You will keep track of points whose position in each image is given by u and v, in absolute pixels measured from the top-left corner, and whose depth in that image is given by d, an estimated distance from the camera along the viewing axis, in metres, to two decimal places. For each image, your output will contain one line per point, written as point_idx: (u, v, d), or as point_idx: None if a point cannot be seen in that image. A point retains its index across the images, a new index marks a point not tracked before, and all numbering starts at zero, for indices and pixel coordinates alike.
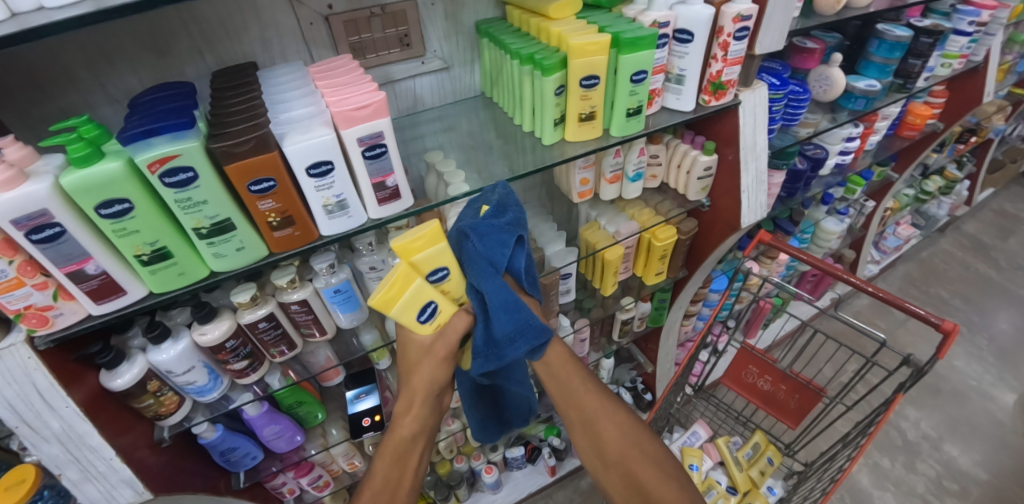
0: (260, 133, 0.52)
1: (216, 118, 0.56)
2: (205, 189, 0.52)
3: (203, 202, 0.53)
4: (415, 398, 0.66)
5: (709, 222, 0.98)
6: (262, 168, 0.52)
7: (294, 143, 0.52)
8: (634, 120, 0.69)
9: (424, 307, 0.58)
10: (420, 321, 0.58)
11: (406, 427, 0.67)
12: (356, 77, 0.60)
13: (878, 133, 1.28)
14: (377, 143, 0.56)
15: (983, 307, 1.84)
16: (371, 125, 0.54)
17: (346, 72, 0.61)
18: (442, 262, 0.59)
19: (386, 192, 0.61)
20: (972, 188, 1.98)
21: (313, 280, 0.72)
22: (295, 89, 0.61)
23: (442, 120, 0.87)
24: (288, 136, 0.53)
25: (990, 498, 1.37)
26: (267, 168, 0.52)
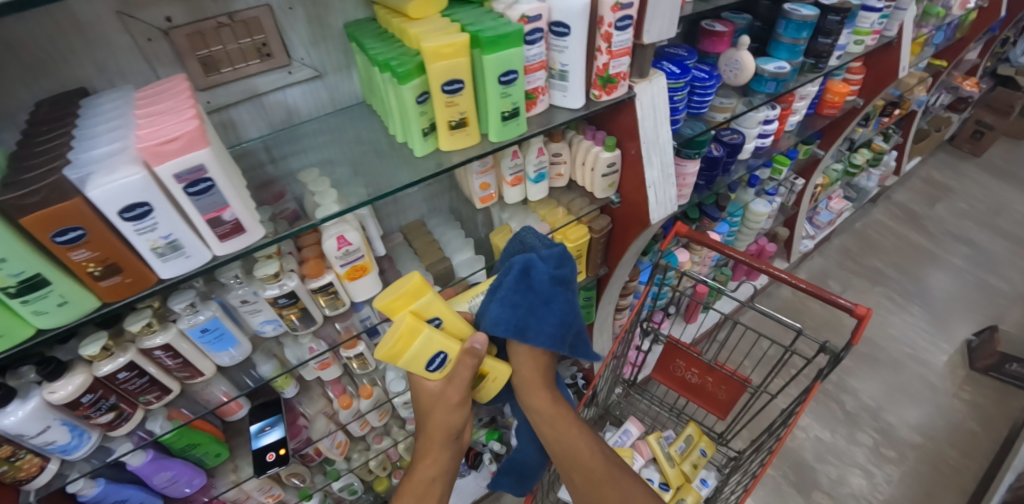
0: (53, 179, 0.44)
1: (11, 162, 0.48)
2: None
3: (1, 261, 0.44)
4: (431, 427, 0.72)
5: (622, 218, 0.95)
6: (63, 216, 0.45)
7: (95, 186, 0.45)
8: (511, 124, 0.64)
9: (431, 359, 0.66)
10: (429, 369, 0.67)
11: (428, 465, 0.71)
12: (182, 100, 0.53)
13: (797, 114, 1.28)
14: (200, 177, 0.50)
15: (915, 273, 1.90)
16: (186, 159, 0.48)
17: (172, 97, 0.54)
18: (434, 310, 0.65)
19: (226, 226, 0.55)
20: (900, 158, 2.03)
21: (176, 321, 0.66)
22: (107, 121, 0.53)
23: (326, 132, 0.82)
24: (88, 179, 0.45)
25: (925, 461, 1.43)
26: (70, 217, 0.45)
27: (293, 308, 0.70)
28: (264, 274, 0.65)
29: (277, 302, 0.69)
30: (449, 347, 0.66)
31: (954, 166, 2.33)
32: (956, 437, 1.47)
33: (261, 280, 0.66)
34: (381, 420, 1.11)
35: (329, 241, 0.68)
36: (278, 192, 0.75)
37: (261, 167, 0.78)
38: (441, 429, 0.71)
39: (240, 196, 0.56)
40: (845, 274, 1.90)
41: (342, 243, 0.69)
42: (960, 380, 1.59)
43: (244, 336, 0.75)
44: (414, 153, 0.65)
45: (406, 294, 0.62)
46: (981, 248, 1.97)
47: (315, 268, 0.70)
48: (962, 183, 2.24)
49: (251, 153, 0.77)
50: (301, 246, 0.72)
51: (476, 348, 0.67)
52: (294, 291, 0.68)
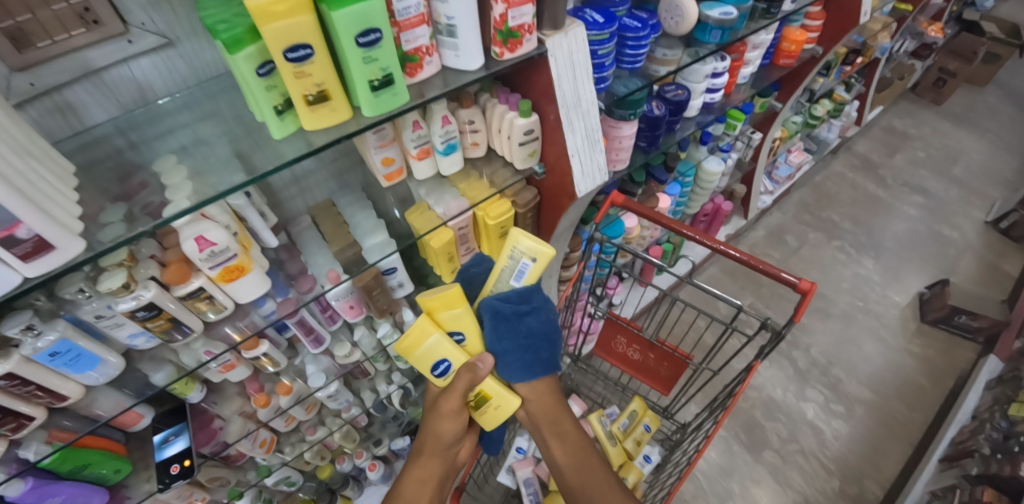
0: None
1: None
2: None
3: None
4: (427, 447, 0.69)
5: (549, 190, 0.86)
6: None
7: None
8: (386, 94, 0.55)
9: (436, 363, 0.66)
10: (435, 373, 0.67)
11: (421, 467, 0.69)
12: None
13: (750, 64, 1.19)
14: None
15: (871, 225, 1.88)
16: None
17: None
18: (459, 322, 0.65)
19: (29, 245, 0.43)
20: (861, 108, 1.97)
21: (16, 346, 0.55)
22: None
23: (192, 108, 0.69)
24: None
25: (872, 414, 1.46)
26: None
27: (158, 320, 0.63)
28: (113, 287, 0.56)
29: (136, 315, 0.60)
30: (455, 357, 0.66)
31: (914, 115, 2.29)
32: (902, 389, 1.50)
33: (109, 293, 0.57)
34: (308, 413, 1.07)
35: (186, 243, 0.58)
36: (137, 186, 0.61)
37: (119, 154, 0.64)
38: (435, 437, 0.68)
39: (45, 210, 0.44)
40: (802, 229, 1.88)
41: (204, 244, 0.60)
42: (910, 333, 1.61)
43: (113, 351, 0.67)
44: (273, 134, 0.56)
45: (444, 301, 0.63)
46: (935, 198, 1.97)
47: (179, 275, 0.61)
48: (921, 132, 2.21)
49: (105, 140, 0.64)
50: (165, 248, 0.62)
51: (477, 366, 0.65)
52: (154, 302, 0.60)
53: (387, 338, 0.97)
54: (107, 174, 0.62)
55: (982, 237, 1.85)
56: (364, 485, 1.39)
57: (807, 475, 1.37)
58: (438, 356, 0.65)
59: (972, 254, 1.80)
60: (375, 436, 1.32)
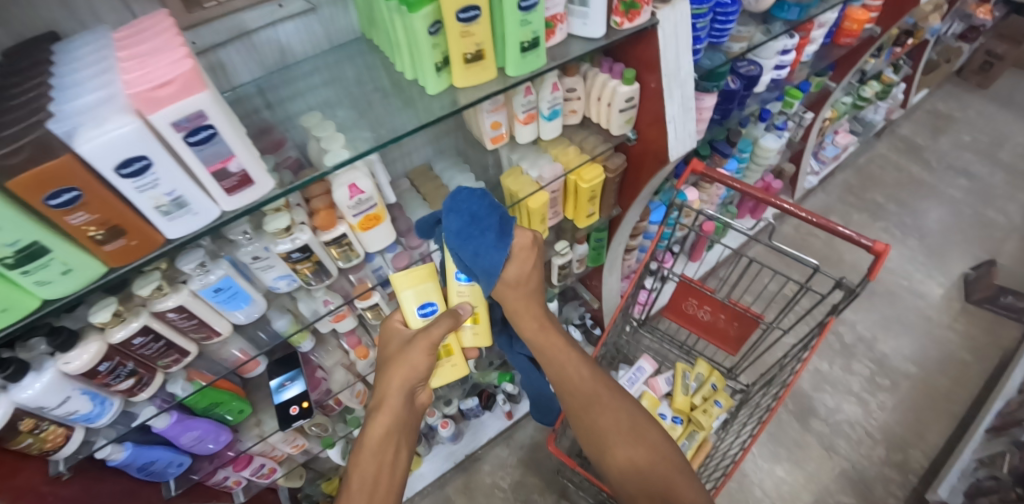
0: (35, 135, 0.39)
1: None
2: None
3: None
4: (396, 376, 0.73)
5: (637, 156, 0.92)
6: (53, 177, 0.40)
7: (84, 141, 0.39)
8: (530, 55, 0.59)
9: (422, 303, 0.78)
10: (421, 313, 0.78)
11: (381, 421, 0.70)
12: (168, 37, 0.47)
13: (814, 43, 1.21)
14: (201, 124, 0.44)
15: (914, 207, 1.90)
16: (185, 104, 0.42)
17: (158, 32, 0.48)
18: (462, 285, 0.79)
19: (234, 179, 0.50)
20: (907, 90, 1.95)
21: (187, 282, 0.62)
22: (93, 65, 0.47)
23: (322, 72, 0.75)
24: (76, 132, 0.40)
25: (917, 388, 1.50)
26: (60, 177, 0.40)
27: (307, 262, 0.67)
28: (276, 228, 0.60)
29: (291, 256, 0.65)
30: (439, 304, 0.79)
31: (960, 97, 2.25)
32: (947, 364, 1.54)
33: (273, 234, 0.62)
34: None
35: (340, 190, 0.63)
36: (277, 140, 0.67)
37: (257, 114, 0.70)
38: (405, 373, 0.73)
39: (244, 143, 0.50)
40: (846, 210, 1.91)
41: (354, 192, 0.65)
42: (955, 312, 1.64)
43: (259, 293, 0.72)
44: (427, 88, 0.60)
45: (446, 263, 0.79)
46: (980, 180, 1.96)
47: (327, 221, 0.66)
48: (966, 115, 2.18)
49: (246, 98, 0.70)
50: (309, 197, 0.66)
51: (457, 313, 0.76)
52: (307, 244, 0.65)
53: None
54: (249, 129, 0.69)
55: None
56: (433, 443, 1.44)
57: (855, 443, 1.42)
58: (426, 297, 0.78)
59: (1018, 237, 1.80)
60: (446, 397, 1.38)
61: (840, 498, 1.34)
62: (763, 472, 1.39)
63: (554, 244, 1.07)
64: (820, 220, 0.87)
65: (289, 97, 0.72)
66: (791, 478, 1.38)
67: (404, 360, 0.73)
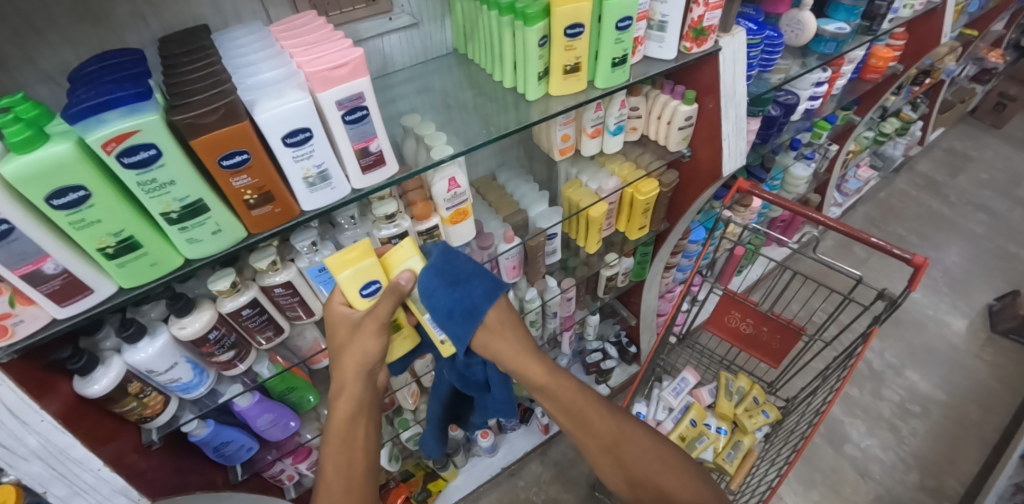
0: (229, 100, 0.46)
1: (174, 86, 0.50)
2: (171, 167, 0.46)
3: (171, 183, 0.47)
4: (346, 351, 0.65)
5: (689, 173, 0.99)
6: (232, 140, 0.47)
7: (265, 110, 0.46)
8: (619, 70, 0.67)
9: (365, 283, 0.64)
10: (362, 294, 0.64)
11: (342, 406, 0.66)
12: (330, 35, 0.55)
13: (844, 77, 1.30)
14: (358, 105, 0.52)
15: (936, 240, 1.95)
16: (350, 86, 0.50)
17: (316, 31, 0.57)
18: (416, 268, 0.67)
19: (370, 158, 0.57)
20: (925, 128, 2.04)
21: (296, 260, 0.69)
22: (260, 53, 0.55)
23: (415, 82, 0.83)
24: (258, 102, 0.47)
25: (949, 417, 1.51)
26: (238, 140, 0.47)
27: None
28: (382, 213, 0.66)
29: (390, 243, 0.70)
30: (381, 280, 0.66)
31: (976, 138, 2.33)
32: (978, 395, 1.55)
33: (377, 220, 0.68)
34: None
35: (440, 183, 0.70)
36: None
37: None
38: (354, 362, 0.65)
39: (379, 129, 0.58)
40: None
41: (451, 186, 0.71)
42: (982, 342, 1.66)
43: None
44: (527, 96, 0.68)
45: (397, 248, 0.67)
46: (999, 216, 2.01)
47: (424, 211, 0.71)
48: (982, 155, 2.25)
49: None
50: (404, 191, 0.71)
51: (401, 284, 0.65)
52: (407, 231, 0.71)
53: (532, 301, 1.06)
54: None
55: None
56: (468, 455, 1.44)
57: (888, 468, 1.42)
58: (367, 278, 0.64)
59: None
60: None
61: None
62: (798, 495, 1.39)
63: (603, 256, 1.13)
64: (852, 231, 0.94)
65: (384, 102, 0.79)
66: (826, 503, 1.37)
67: (354, 343, 0.65)
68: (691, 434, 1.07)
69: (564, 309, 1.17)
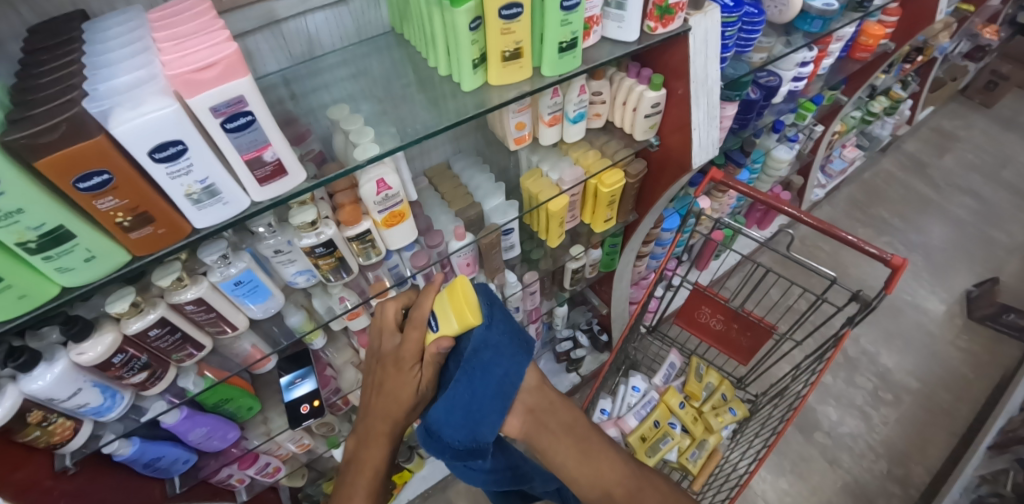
0: (71, 115, 0.37)
1: (19, 103, 0.39)
2: (17, 195, 0.36)
3: (18, 211, 0.37)
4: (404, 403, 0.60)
5: (658, 162, 0.92)
6: (86, 159, 0.37)
7: (121, 122, 0.37)
8: (567, 56, 0.60)
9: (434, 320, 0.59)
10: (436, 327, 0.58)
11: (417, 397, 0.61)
12: (208, 20, 0.44)
13: (831, 57, 1.21)
14: (240, 110, 0.42)
15: (918, 223, 1.91)
16: (225, 88, 0.40)
17: (196, 16, 0.45)
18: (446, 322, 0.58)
19: (266, 168, 0.48)
20: (915, 107, 1.96)
21: (207, 273, 0.61)
22: (126, 47, 0.45)
23: (348, 65, 0.74)
24: (112, 113, 0.38)
25: (920, 404, 1.51)
26: (95, 159, 0.38)
27: (330, 258, 0.67)
28: (302, 222, 0.60)
29: (314, 252, 0.64)
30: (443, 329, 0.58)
31: (965, 117, 2.27)
32: (949, 381, 1.55)
33: (297, 228, 0.61)
34: None
35: (368, 185, 0.64)
36: (302, 131, 0.67)
37: (281, 104, 0.69)
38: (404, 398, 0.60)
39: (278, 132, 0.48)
40: (851, 223, 1.92)
41: (382, 187, 0.65)
42: (957, 329, 1.65)
43: (276, 288, 0.71)
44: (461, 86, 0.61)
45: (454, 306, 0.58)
46: (986, 201, 1.97)
47: (352, 215, 0.65)
48: (971, 134, 2.20)
49: (270, 88, 0.69)
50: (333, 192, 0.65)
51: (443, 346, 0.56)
52: (332, 239, 0.64)
53: None
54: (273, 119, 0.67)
55: None
56: None
57: (856, 456, 1.42)
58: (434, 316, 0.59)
59: (1020, 255, 1.81)
60: None
61: None
62: (767, 483, 1.39)
63: (568, 248, 1.06)
64: (827, 228, 0.87)
65: (311, 90, 0.71)
66: (794, 491, 1.38)
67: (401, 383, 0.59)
68: (654, 436, 1.02)
69: (529, 302, 1.12)
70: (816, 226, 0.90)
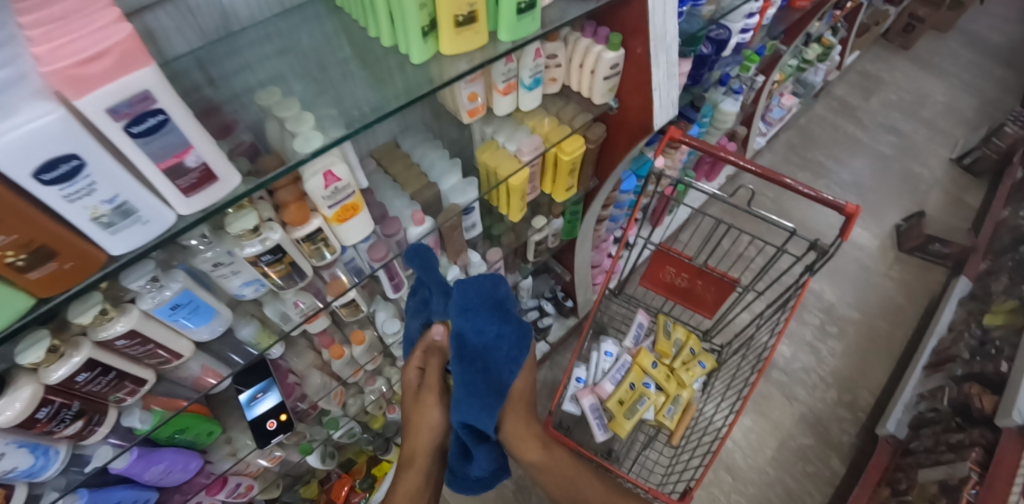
0: None
1: None
2: None
3: None
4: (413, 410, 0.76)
5: (617, 125, 0.90)
6: None
7: None
8: (526, 18, 0.55)
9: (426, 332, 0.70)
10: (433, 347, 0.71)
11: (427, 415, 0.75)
12: None
13: (774, 6, 1.21)
14: (147, 109, 0.35)
15: (850, 165, 2.04)
16: (124, 82, 0.32)
17: None
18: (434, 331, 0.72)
19: (191, 176, 0.41)
20: (843, 52, 2.05)
21: (137, 300, 0.53)
22: None
23: (274, 40, 0.64)
24: None
25: (861, 333, 1.66)
26: None
27: (279, 265, 0.60)
28: (243, 230, 0.53)
29: (260, 260, 0.58)
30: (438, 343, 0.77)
31: (886, 59, 2.41)
32: (883, 308, 1.70)
33: (237, 237, 0.54)
34: (376, 363, 1.04)
35: (315, 179, 0.57)
36: (228, 122, 0.57)
37: (199, 91, 0.60)
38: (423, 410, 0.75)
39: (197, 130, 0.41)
40: (791, 168, 2.01)
41: (330, 180, 0.58)
42: (889, 260, 1.81)
43: (222, 303, 0.64)
44: (412, 57, 0.54)
45: None
46: (907, 139, 2.12)
47: (299, 215, 0.59)
48: (893, 77, 2.34)
49: (184, 72, 0.59)
50: (274, 189, 0.57)
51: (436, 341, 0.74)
52: (279, 244, 0.58)
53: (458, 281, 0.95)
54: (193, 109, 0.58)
55: (946, 173, 2.03)
56: None
57: (810, 388, 1.55)
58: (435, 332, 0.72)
59: (939, 188, 1.99)
60: None
61: (801, 439, 1.47)
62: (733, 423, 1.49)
63: (531, 220, 1.04)
64: (770, 174, 0.89)
65: (235, 71, 0.62)
66: (757, 427, 1.49)
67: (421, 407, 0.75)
68: (631, 398, 1.03)
69: None
70: (761, 174, 0.91)
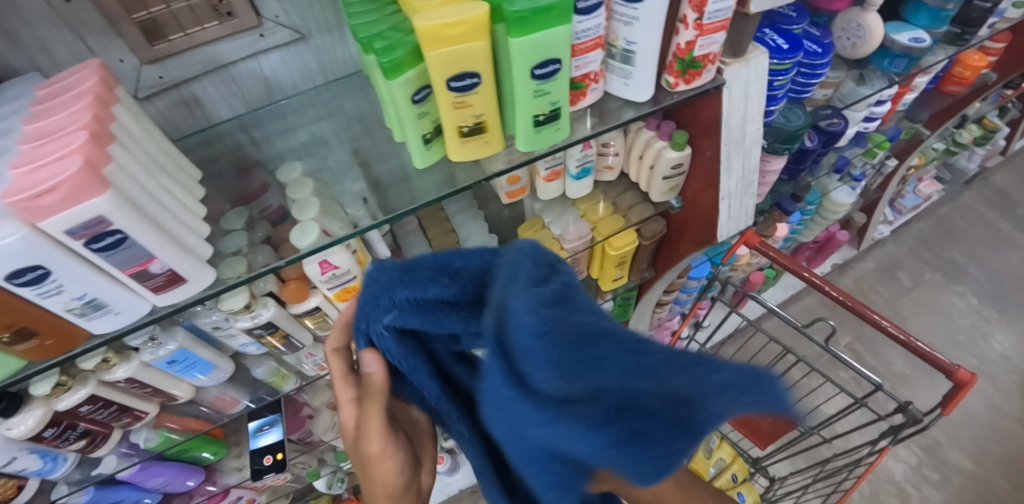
0: None
1: None
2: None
3: None
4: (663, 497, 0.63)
5: (680, 224, 0.79)
6: None
7: None
8: (547, 130, 0.47)
9: None
10: None
11: None
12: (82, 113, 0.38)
13: (914, 92, 1.00)
14: (105, 230, 0.35)
15: (1000, 273, 1.64)
16: (78, 211, 0.33)
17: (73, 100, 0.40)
18: None
19: (161, 278, 0.42)
20: (1012, 136, 1.67)
21: (139, 351, 0.55)
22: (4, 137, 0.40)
23: (316, 107, 0.65)
24: None
25: (971, 488, 1.31)
26: None
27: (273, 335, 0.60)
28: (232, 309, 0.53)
29: (254, 332, 0.58)
30: None
31: None
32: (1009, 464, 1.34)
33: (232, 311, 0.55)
34: None
35: (310, 266, 0.55)
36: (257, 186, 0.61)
37: (240, 150, 0.63)
38: None
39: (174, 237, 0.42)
40: (918, 266, 1.67)
41: (326, 267, 0.56)
42: None
43: (225, 355, 0.65)
44: (416, 163, 0.50)
45: None
46: None
47: (298, 293, 0.58)
48: None
49: (228, 136, 0.62)
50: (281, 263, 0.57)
51: None
52: (270, 321, 0.57)
53: None
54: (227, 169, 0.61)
55: None
56: None
57: None
58: None
59: None
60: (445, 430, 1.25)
61: None
62: None
63: None
64: (858, 306, 0.71)
65: (279, 134, 0.64)
66: None
67: None
68: None
69: None
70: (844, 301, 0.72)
